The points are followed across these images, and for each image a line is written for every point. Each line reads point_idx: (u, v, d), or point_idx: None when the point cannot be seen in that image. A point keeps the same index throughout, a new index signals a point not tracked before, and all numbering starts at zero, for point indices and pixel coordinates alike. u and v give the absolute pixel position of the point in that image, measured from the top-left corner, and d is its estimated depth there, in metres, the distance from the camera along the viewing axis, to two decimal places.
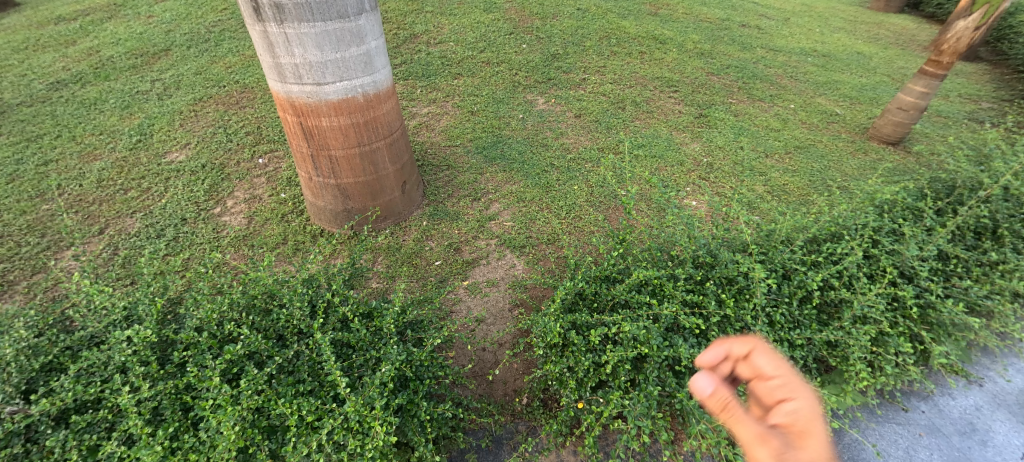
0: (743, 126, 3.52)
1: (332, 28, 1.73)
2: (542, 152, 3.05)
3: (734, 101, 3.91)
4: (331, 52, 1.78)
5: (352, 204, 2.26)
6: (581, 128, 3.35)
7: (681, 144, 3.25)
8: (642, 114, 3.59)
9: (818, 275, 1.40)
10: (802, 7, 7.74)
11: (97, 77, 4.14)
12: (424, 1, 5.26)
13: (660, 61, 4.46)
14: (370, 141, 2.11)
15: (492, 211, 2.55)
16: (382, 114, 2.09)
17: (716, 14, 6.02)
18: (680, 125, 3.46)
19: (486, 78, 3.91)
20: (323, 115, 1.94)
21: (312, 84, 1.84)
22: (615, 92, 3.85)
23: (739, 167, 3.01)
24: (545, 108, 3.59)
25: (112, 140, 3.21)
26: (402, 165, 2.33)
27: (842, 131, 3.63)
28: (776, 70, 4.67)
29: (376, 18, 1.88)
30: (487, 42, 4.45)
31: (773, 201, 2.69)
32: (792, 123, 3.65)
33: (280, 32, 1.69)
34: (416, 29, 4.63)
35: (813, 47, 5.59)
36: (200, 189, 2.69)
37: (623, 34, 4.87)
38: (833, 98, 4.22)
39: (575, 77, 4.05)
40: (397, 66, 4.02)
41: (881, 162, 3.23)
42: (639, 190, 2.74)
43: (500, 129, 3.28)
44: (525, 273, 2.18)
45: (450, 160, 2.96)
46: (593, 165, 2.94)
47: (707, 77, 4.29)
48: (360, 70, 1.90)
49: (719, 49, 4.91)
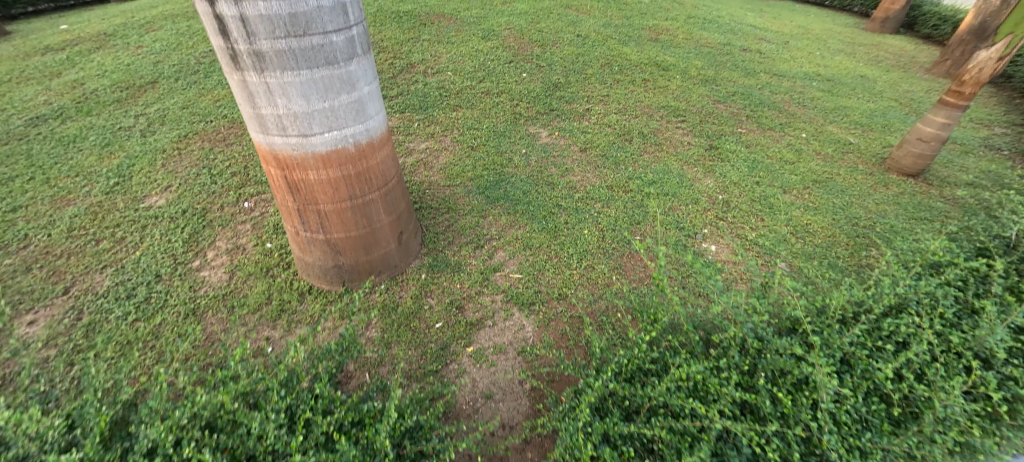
0: (756, 158, 3.36)
1: (319, 76, 1.55)
2: (548, 190, 2.87)
3: (743, 131, 3.77)
4: (319, 102, 1.60)
5: (343, 259, 2.05)
6: (587, 163, 3.18)
7: (694, 179, 3.07)
8: (650, 146, 3.43)
9: (886, 366, 1.19)
10: (799, 29, 7.74)
11: (79, 112, 3.96)
12: (420, 30, 5.16)
13: (663, 88, 4.34)
14: (363, 194, 1.91)
15: (496, 261, 2.35)
16: (376, 164, 1.90)
17: (716, 38, 5.95)
18: (690, 159, 3.31)
19: (486, 109, 3.75)
20: (310, 168, 1.75)
21: (298, 136, 1.65)
22: (620, 122, 3.70)
23: (758, 205, 2.84)
24: (549, 141, 3.42)
25: (88, 182, 3.01)
26: (398, 215, 2.14)
27: (859, 162, 3.47)
28: (783, 97, 4.56)
29: (369, 62, 1.71)
30: (486, 71, 4.31)
31: (798, 245, 2.50)
32: (806, 154, 3.49)
33: (261, 81, 1.50)
34: (413, 58, 4.50)
35: (816, 71, 5.50)
36: (179, 239, 2.48)
37: (625, 61, 4.76)
38: (845, 126, 4.09)
39: (578, 107, 3.90)
40: (393, 98, 3.86)
41: (905, 195, 3.07)
42: (654, 234, 2.55)
43: (502, 166, 3.10)
44: (535, 335, 1.96)
45: (451, 202, 2.76)
46: (603, 206, 2.76)
47: (714, 105, 4.16)
48: (352, 119, 1.71)
49: (723, 75, 4.80)
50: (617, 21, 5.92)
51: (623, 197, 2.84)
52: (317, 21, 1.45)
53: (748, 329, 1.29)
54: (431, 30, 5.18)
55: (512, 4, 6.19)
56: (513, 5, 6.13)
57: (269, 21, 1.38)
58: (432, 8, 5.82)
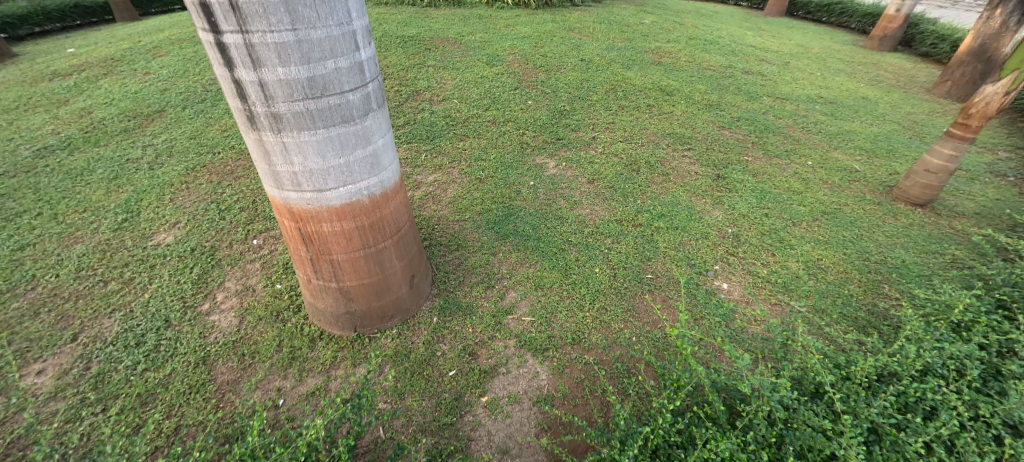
0: (763, 188, 3.36)
1: (335, 134, 1.55)
2: (558, 225, 2.86)
3: (750, 159, 3.77)
4: (334, 158, 1.60)
5: (355, 306, 2.03)
6: (596, 195, 3.18)
7: (703, 211, 3.07)
8: (657, 177, 3.43)
9: (918, 438, 1.16)
10: (799, 48, 7.82)
11: (87, 143, 3.97)
12: (426, 55, 5.20)
13: (668, 114, 4.35)
14: (375, 242, 1.91)
15: (508, 302, 2.34)
16: (388, 213, 1.89)
17: (718, 60, 6.00)
18: (698, 190, 3.30)
19: (492, 139, 3.76)
20: (324, 221, 1.74)
21: (313, 191, 1.65)
22: (626, 151, 3.71)
23: (768, 239, 2.83)
24: (556, 172, 3.42)
25: (96, 218, 3.01)
26: (409, 259, 2.13)
27: (866, 190, 3.47)
28: (787, 121, 4.57)
29: (383, 115, 1.72)
30: (492, 98, 4.33)
31: (810, 283, 2.50)
32: (814, 183, 3.49)
33: (277, 141, 1.51)
34: (419, 85, 4.52)
35: (818, 93, 5.54)
36: (188, 281, 2.47)
37: (629, 86, 4.79)
38: (850, 151, 4.09)
39: (584, 135, 3.91)
40: (400, 127, 3.87)
41: (914, 227, 3.06)
42: (665, 271, 2.54)
43: (510, 199, 3.10)
44: (550, 384, 1.94)
45: (460, 238, 2.75)
46: (613, 241, 2.75)
47: (719, 131, 4.17)
48: (366, 172, 1.71)
49: (727, 100, 4.82)
50: (620, 44, 5.97)
51: (632, 231, 2.84)
52: (335, 83, 1.46)
53: (775, 400, 1.26)
54: (436, 55, 5.22)
55: (515, 27, 6.25)
56: (516, 28, 6.20)
57: (288, 85, 1.39)
58: (436, 32, 5.87)
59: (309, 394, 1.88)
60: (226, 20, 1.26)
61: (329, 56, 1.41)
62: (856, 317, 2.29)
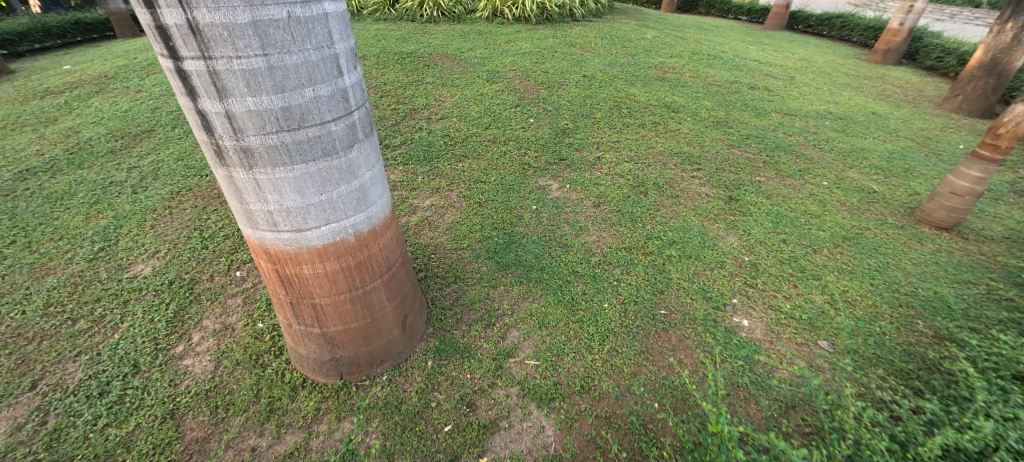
0: (779, 211, 3.19)
1: (316, 169, 1.37)
2: (562, 254, 2.68)
3: (762, 179, 3.59)
4: (314, 195, 1.42)
5: (341, 352, 1.84)
6: (602, 220, 3.00)
7: (716, 237, 2.89)
8: (666, 199, 3.25)
9: None
10: (803, 62, 7.71)
11: (70, 164, 3.81)
12: (424, 72, 5.08)
13: (675, 132, 4.19)
14: (363, 283, 1.72)
15: (509, 343, 2.14)
16: (377, 251, 1.71)
17: (724, 75, 5.87)
18: (711, 213, 3.13)
19: (493, 159, 3.60)
20: (305, 262, 1.56)
21: (291, 231, 1.47)
22: (633, 172, 3.54)
23: (789, 268, 2.64)
24: (560, 195, 3.24)
25: (71, 246, 2.82)
26: (401, 298, 1.95)
27: (887, 213, 3.29)
28: (799, 139, 4.41)
29: (370, 145, 1.55)
30: (492, 116, 4.18)
31: (838, 319, 2.30)
32: (832, 206, 3.31)
33: (249, 178, 1.33)
34: (416, 103, 4.38)
35: (827, 108, 5.39)
36: (162, 319, 2.28)
37: (633, 103, 4.64)
38: (866, 170, 3.92)
39: (588, 155, 3.75)
40: (396, 147, 3.71)
41: (942, 253, 2.87)
42: (680, 306, 2.35)
43: (511, 225, 2.92)
44: (557, 441, 1.73)
45: (458, 269, 2.57)
46: (621, 272, 2.56)
47: (728, 149, 4.01)
48: (351, 209, 1.54)
49: (735, 116, 4.67)
50: (622, 59, 5.85)
51: (642, 260, 2.65)
52: (314, 112, 1.29)
53: None
54: (434, 72, 5.09)
55: (516, 43, 6.14)
56: (516, 44, 6.09)
57: (260, 117, 1.22)
58: (435, 48, 5.76)
59: (287, 456, 1.67)
60: (185, 45, 1.10)
61: (307, 82, 1.24)
62: (892, 359, 2.09)
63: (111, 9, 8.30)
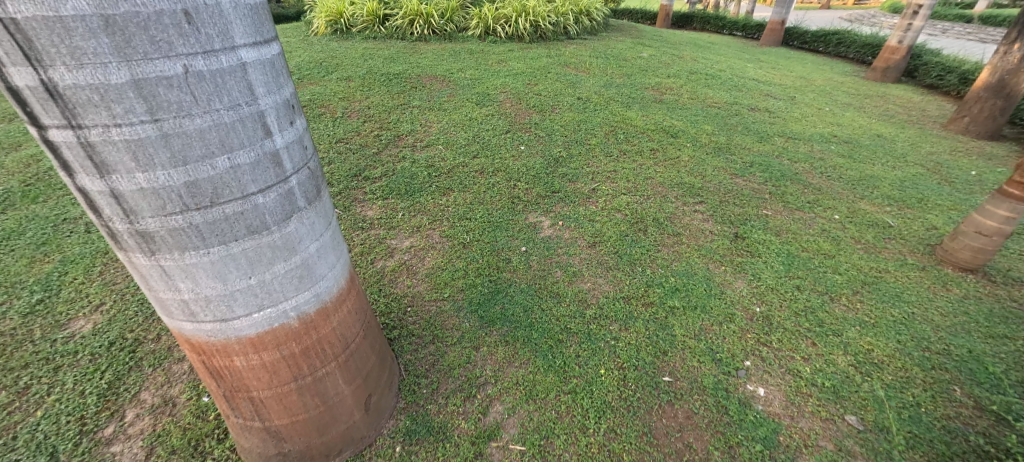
0: (789, 251, 2.94)
1: (239, 251, 1.10)
2: (554, 305, 2.41)
3: (769, 212, 3.35)
4: (240, 280, 1.15)
5: (290, 445, 1.56)
6: (599, 263, 2.73)
7: (723, 283, 2.63)
8: (667, 238, 3.00)
9: None
10: (801, 81, 7.56)
11: (24, 198, 3.51)
12: (411, 94, 4.85)
13: (674, 160, 3.95)
14: (312, 370, 1.44)
15: (492, 420, 1.86)
16: (329, 332, 1.44)
17: (723, 96, 5.68)
18: (717, 254, 2.87)
19: (480, 192, 3.34)
20: (235, 354, 1.28)
21: (214, 322, 1.19)
22: (630, 206, 3.28)
23: (805, 321, 2.38)
24: (552, 233, 2.98)
25: (6, 297, 2.52)
26: (364, 378, 1.66)
27: (905, 251, 3.06)
28: (804, 166, 4.18)
29: (317, 211, 1.29)
30: (480, 144, 3.95)
31: (866, 387, 2.04)
32: (845, 243, 3.08)
33: (152, 264, 1.06)
34: (401, 129, 4.14)
35: (831, 131, 5.18)
36: (94, 391, 1.98)
37: (630, 127, 4.42)
38: (878, 202, 3.69)
39: (582, 187, 3.49)
40: (376, 179, 3.45)
41: (971, 301, 2.63)
42: (687, 371, 2.07)
43: (498, 270, 2.65)
44: None
45: (436, 325, 2.29)
46: (620, 329, 2.29)
47: (731, 179, 3.76)
48: (293, 289, 1.26)
49: (737, 141, 4.43)
50: (619, 79, 5.65)
51: (642, 312, 2.38)
52: (232, 184, 1.02)
53: None
54: (422, 94, 4.86)
55: (508, 63, 5.94)
56: (508, 64, 5.89)
57: (156, 195, 0.95)
58: (424, 69, 5.56)
59: None
60: (45, 111, 0.83)
61: (219, 148, 0.97)
62: (931, 439, 1.83)
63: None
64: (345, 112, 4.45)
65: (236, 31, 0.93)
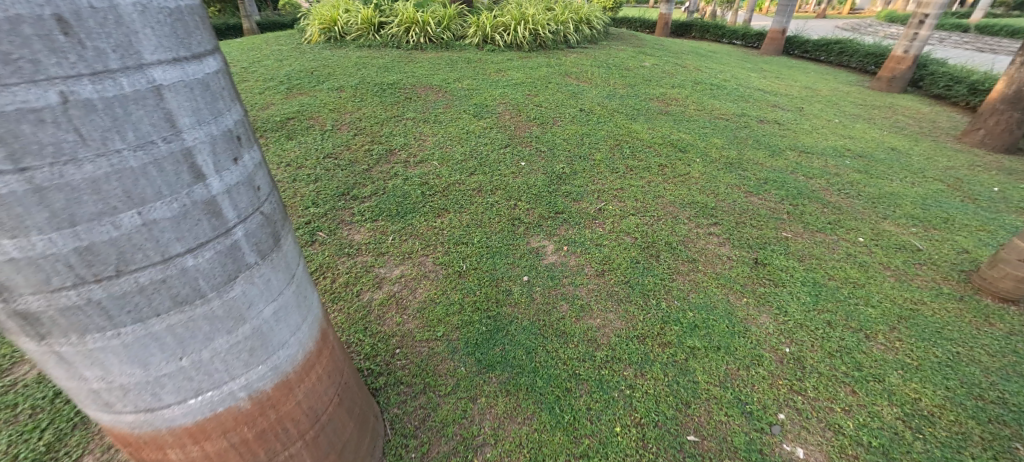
0: (814, 279, 2.70)
1: (164, 328, 0.85)
2: (560, 347, 2.15)
3: (789, 234, 3.11)
4: (168, 362, 0.89)
5: None
6: (609, 295, 2.48)
7: (746, 318, 2.37)
8: (682, 264, 2.75)
9: None
10: (807, 90, 7.38)
11: None
12: (405, 105, 4.62)
13: (685, 176, 3.71)
14: (271, 453, 1.18)
15: None
16: (292, 407, 1.17)
17: (730, 107, 5.47)
18: (737, 284, 2.62)
19: (478, 213, 3.09)
20: (170, 446, 1.02)
21: (137, 412, 0.93)
22: (640, 229, 3.04)
23: (841, 365, 2.14)
24: (556, 260, 2.73)
25: None
26: (339, 451, 1.39)
27: (938, 279, 2.82)
28: (821, 182, 3.95)
29: (274, 265, 1.03)
30: (478, 159, 3.70)
31: (918, 447, 1.80)
32: (874, 270, 2.83)
33: (45, 349, 0.81)
34: (394, 143, 3.89)
35: (844, 144, 4.97)
36: (29, 457, 1.70)
37: (636, 141, 4.19)
38: (902, 222, 3.45)
39: (588, 206, 3.25)
40: (365, 198, 3.20)
41: (1018, 338, 2.39)
42: (714, 428, 1.82)
43: (497, 304, 2.40)
44: None
45: (428, 370, 2.02)
46: (635, 375, 2.02)
47: (746, 197, 3.52)
48: (241, 366, 1.01)
49: (749, 156, 4.20)
50: (622, 90, 5.44)
51: (660, 355, 2.12)
52: (148, 246, 0.77)
53: None
54: (416, 105, 4.63)
55: (506, 72, 5.73)
56: (507, 74, 5.68)
57: (35, 268, 0.70)
58: (420, 79, 5.33)
59: None
60: None
61: (125, 202, 0.72)
62: None
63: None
64: (335, 124, 4.21)
65: (144, 43, 0.69)
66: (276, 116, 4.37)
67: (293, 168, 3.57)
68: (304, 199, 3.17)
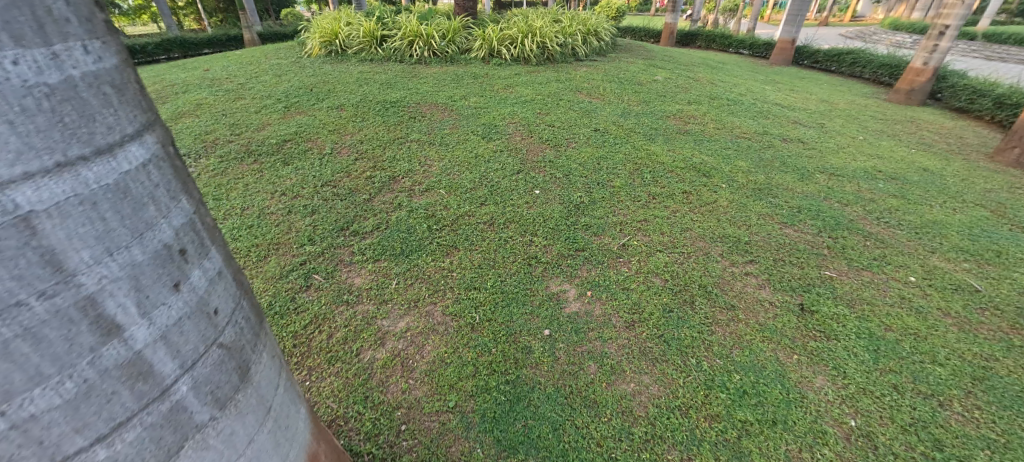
0: (869, 330, 2.40)
1: None
2: (592, 422, 1.86)
3: (833, 274, 2.82)
4: None
5: None
6: (642, 353, 2.18)
7: (801, 381, 2.07)
8: (720, 313, 2.46)
9: None
10: (824, 104, 7.12)
11: None
12: (409, 126, 4.36)
13: (712, 205, 3.43)
14: None
15: None
16: None
17: (750, 124, 5.20)
18: (784, 337, 2.32)
19: (490, 250, 2.81)
20: None
21: None
22: (670, 268, 2.75)
23: (919, 443, 1.84)
24: (580, 308, 2.44)
25: None
26: None
27: (1006, 328, 2.52)
28: (857, 209, 3.66)
29: (242, 410, 0.76)
30: (488, 187, 3.43)
31: None
32: (934, 318, 2.53)
33: None
34: (397, 168, 3.63)
35: (874, 164, 4.68)
36: None
37: (656, 165, 3.92)
38: (952, 256, 3.15)
39: (610, 242, 2.96)
40: (367, 234, 2.92)
41: None
42: None
43: (515, 365, 2.11)
44: None
45: (439, 454, 1.74)
46: (682, 460, 1.73)
47: (781, 229, 3.23)
48: None
49: (777, 180, 3.92)
50: (636, 107, 5.18)
51: (707, 432, 1.83)
52: (25, 452, 0.51)
53: None
54: (421, 125, 4.37)
55: (514, 89, 5.48)
56: (515, 90, 5.43)
57: None
58: (424, 96, 5.08)
59: None
60: None
61: None
62: None
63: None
64: (335, 148, 3.95)
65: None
66: (272, 138, 4.12)
67: (289, 197, 3.30)
68: (299, 235, 2.90)
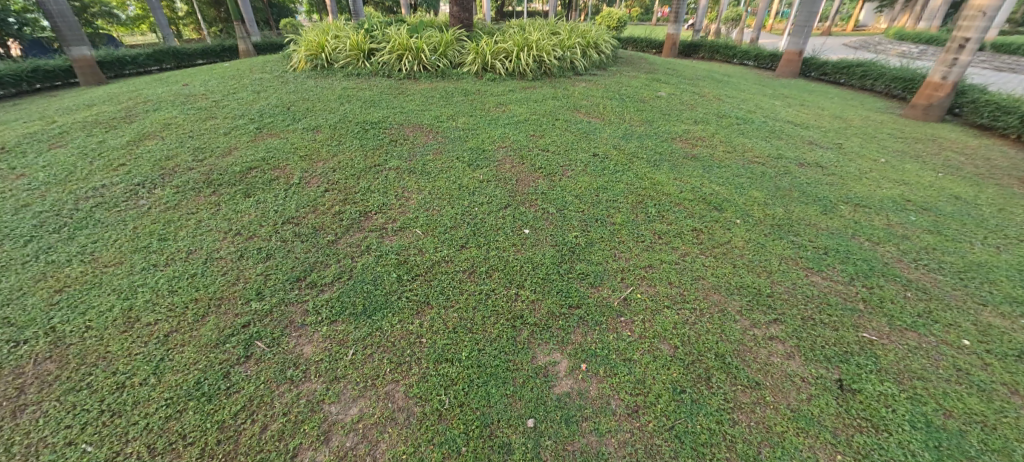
0: (926, 417, 1.97)
1: None
2: None
3: (874, 337, 2.39)
4: None
5: None
6: (647, 455, 1.76)
7: None
8: (742, 393, 2.03)
9: None
10: (838, 121, 6.71)
11: None
12: (389, 150, 3.97)
13: (725, 246, 3.02)
14: None
15: None
16: None
17: (762, 146, 4.80)
18: (824, 430, 1.89)
19: (468, 308, 2.39)
20: None
21: None
22: (681, 331, 2.32)
23: None
24: (572, 388, 2.01)
25: None
26: None
27: None
28: (890, 249, 3.23)
29: None
30: (471, 225, 3.02)
31: None
32: (1001, 398, 2.09)
33: None
34: (370, 202, 3.23)
35: (901, 191, 4.25)
36: None
37: (661, 197, 3.51)
38: (1007, 309, 2.70)
39: (609, 295, 2.54)
40: (326, 286, 2.51)
41: None
42: None
43: None
44: None
45: None
46: None
47: (806, 276, 2.81)
48: None
49: (797, 214, 3.50)
50: (638, 128, 4.79)
51: None
52: None
53: None
54: (402, 150, 3.99)
55: (507, 107, 5.09)
56: (508, 109, 5.05)
57: None
58: (409, 116, 4.70)
59: None
60: None
61: None
62: None
63: (74, 56, 8.04)
64: (304, 177, 3.56)
65: None
66: (237, 165, 3.73)
67: (243, 238, 2.90)
68: (249, 287, 2.50)
